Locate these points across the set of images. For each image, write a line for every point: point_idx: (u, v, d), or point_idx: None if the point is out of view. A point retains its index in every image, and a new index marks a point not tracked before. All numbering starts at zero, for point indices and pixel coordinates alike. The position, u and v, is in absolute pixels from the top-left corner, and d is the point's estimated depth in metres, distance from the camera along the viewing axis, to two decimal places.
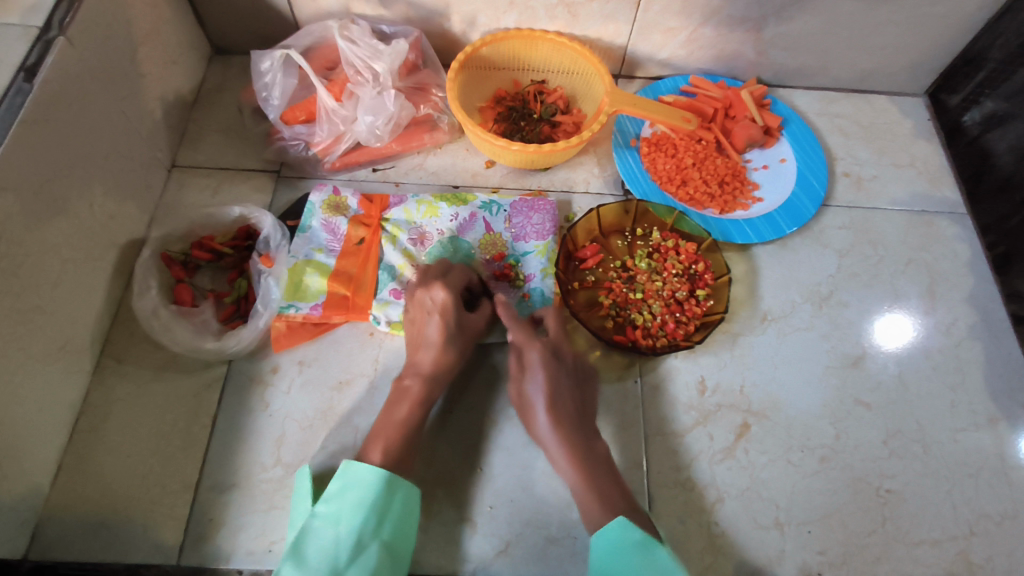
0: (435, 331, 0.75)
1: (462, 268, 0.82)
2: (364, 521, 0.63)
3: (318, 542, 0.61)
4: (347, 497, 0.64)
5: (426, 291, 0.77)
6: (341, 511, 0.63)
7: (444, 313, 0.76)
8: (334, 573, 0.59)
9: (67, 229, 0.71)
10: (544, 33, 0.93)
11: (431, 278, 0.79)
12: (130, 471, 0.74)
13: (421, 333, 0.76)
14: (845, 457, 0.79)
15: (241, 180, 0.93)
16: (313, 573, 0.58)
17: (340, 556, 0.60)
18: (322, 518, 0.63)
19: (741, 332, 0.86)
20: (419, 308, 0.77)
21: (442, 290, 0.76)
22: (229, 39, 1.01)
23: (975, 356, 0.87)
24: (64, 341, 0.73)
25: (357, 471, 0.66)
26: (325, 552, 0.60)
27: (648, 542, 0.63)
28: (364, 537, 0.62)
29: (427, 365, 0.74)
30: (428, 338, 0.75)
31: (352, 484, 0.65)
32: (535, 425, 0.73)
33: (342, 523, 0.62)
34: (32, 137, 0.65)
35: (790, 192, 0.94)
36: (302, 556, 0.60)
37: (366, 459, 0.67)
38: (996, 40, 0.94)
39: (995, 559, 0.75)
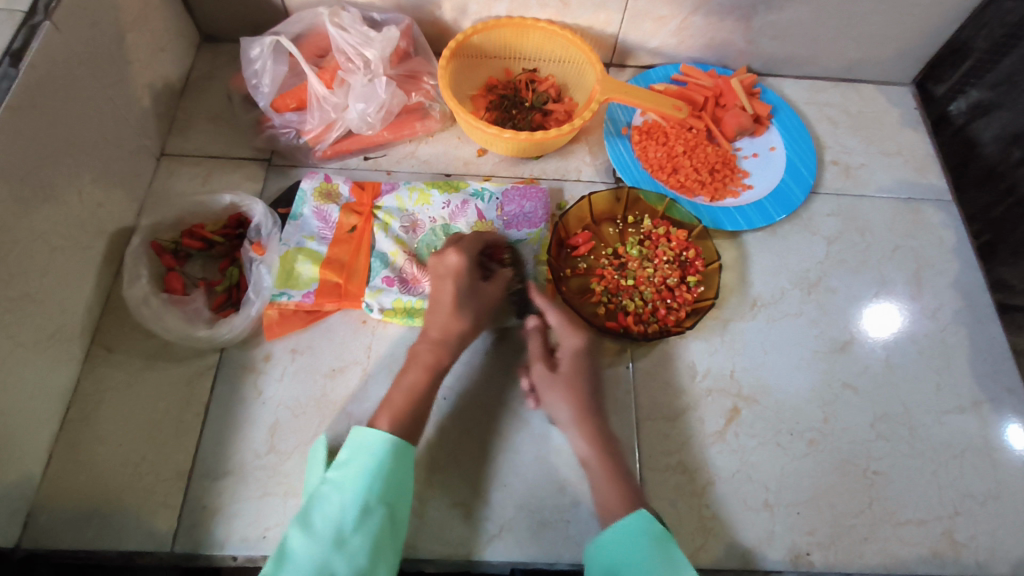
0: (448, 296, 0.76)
1: (478, 232, 0.81)
2: (371, 486, 0.63)
3: (324, 508, 0.61)
4: (353, 464, 0.65)
5: (438, 257, 0.78)
6: (346, 479, 0.64)
7: (456, 278, 0.77)
8: (340, 537, 0.60)
9: (55, 216, 0.70)
10: (536, 22, 0.94)
11: (447, 242, 0.80)
12: (122, 460, 0.74)
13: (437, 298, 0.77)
14: (833, 440, 0.80)
15: (231, 169, 0.93)
16: (319, 538, 0.59)
17: (346, 521, 0.61)
18: (330, 484, 0.64)
19: (731, 318, 0.87)
20: (433, 271, 0.78)
21: (454, 255, 0.77)
22: (218, 26, 1.00)
23: (960, 340, 0.88)
24: (54, 330, 0.73)
25: (363, 438, 0.67)
26: (331, 517, 0.61)
27: (665, 537, 0.64)
28: (368, 503, 0.62)
29: (435, 330, 0.76)
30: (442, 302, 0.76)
31: (359, 452, 0.66)
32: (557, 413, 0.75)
33: (347, 489, 0.63)
34: (19, 122, 0.64)
35: (779, 180, 0.95)
36: (308, 522, 0.60)
37: (373, 427, 0.68)
38: (981, 29, 0.95)
39: (978, 538, 0.76)
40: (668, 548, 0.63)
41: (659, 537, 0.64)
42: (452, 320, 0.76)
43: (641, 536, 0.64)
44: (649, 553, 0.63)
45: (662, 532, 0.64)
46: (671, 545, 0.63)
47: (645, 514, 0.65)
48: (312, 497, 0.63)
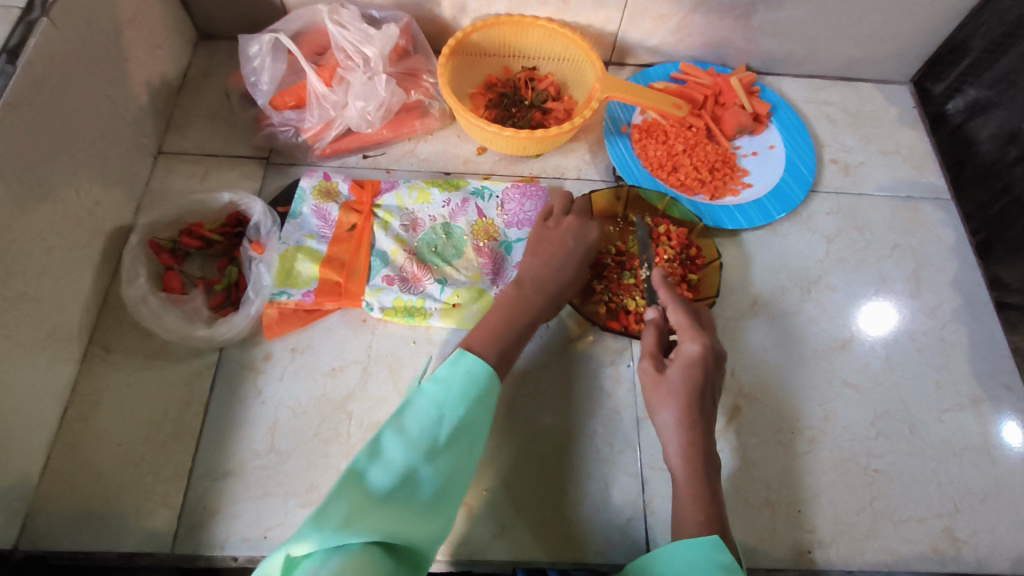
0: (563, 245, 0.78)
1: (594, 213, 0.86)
2: (465, 408, 0.62)
3: (419, 414, 0.60)
4: (452, 382, 0.63)
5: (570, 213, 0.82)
6: (445, 393, 0.62)
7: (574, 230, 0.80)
8: (431, 448, 0.58)
9: (53, 215, 0.70)
10: (535, 20, 0.93)
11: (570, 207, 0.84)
12: (121, 461, 0.73)
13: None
14: (833, 438, 0.81)
15: (229, 167, 0.92)
16: (413, 445, 0.58)
17: (438, 435, 0.59)
18: (425, 395, 0.62)
19: (731, 317, 0.87)
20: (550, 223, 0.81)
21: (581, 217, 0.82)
22: (215, 24, 0.99)
23: (959, 338, 0.89)
24: (52, 329, 0.72)
25: (466, 363, 0.65)
26: (425, 427, 0.59)
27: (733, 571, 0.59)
28: (462, 425, 0.61)
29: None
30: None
31: (460, 373, 0.64)
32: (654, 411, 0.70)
33: (445, 404, 0.61)
34: (16, 120, 0.64)
35: (778, 179, 0.95)
36: (403, 425, 0.60)
37: (475, 355, 0.66)
38: (979, 28, 0.95)
39: (978, 535, 0.77)
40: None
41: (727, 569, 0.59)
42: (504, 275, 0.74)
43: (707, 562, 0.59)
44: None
45: (732, 562, 0.59)
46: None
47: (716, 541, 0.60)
48: (405, 404, 0.62)
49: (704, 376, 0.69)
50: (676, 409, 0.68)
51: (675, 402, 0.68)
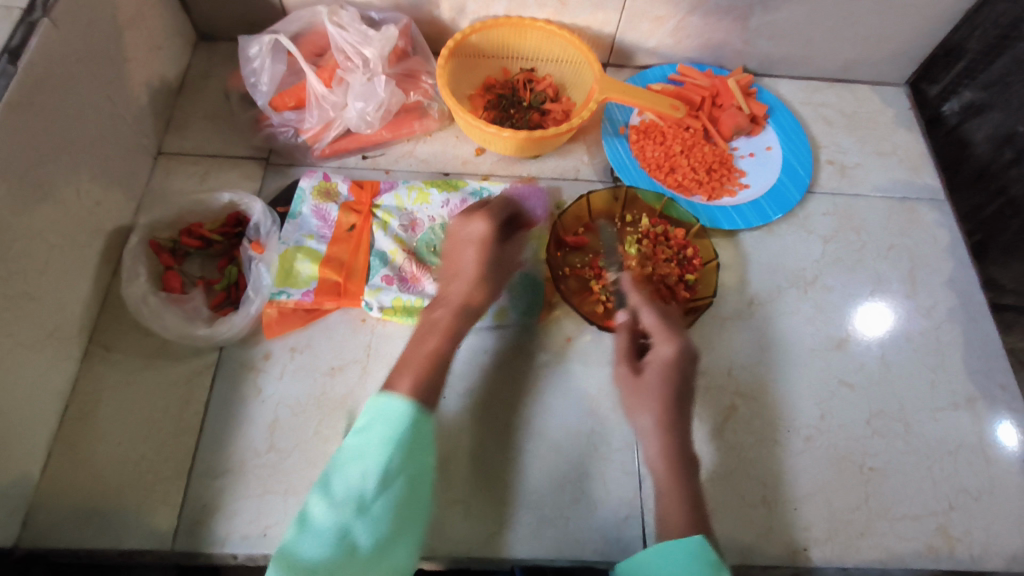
0: (471, 263, 0.77)
1: (510, 206, 0.83)
2: (391, 456, 0.60)
3: (345, 474, 0.60)
4: (373, 431, 0.62)
5: (466, 223, 0.80)
6: (367, 443, 0.61)
7: (483, 245, 0.78)
8: (360, 506, 0.58)
9: (53, 214, 0.70)
10: (534, 21, 0.94)
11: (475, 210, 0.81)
12: (121, 459, 0.73)
13: (455, 264, 0.78)
14: (829, 437, 0.81)
15: (229, 167, 0.93)
16: (342, 504, 0.58)
17: (366, 489, 0.58)
18: (350, 449, 0.61)
19: (729, 316, 0.87)
20: (458, 237, 0.79)
21: (482, 224, 0.79)
22: (215, 25, 1.00)
23: (954, 338, 0.89)
24: (52, 328, 0.72)
25: (385, 406, 0.63)
26: (352, 483, 0.59)
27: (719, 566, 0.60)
28: (392, 471, 0.60)
29: (456, 296, 0.75)
30: (464, 270, 0.77)
31: (379, 419, 0.62)
32: (638, 416, 0.74)
33: (367, 457, 0.60)
34: (18, 120, 0.64)
35: (775, 180, 0.95)
36: (330, 489, 0.59)
37: (395, 394, 0.64)
38: (974, 31, 0.96)
39: (973, 533, 0.77)
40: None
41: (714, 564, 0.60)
42: (471, 292, 0.76)
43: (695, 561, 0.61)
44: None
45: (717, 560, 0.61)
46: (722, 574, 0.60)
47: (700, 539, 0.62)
48: (335, 458, 0.62)
49: (677, 377, 0.73)
50: (653, 413, 0.72)
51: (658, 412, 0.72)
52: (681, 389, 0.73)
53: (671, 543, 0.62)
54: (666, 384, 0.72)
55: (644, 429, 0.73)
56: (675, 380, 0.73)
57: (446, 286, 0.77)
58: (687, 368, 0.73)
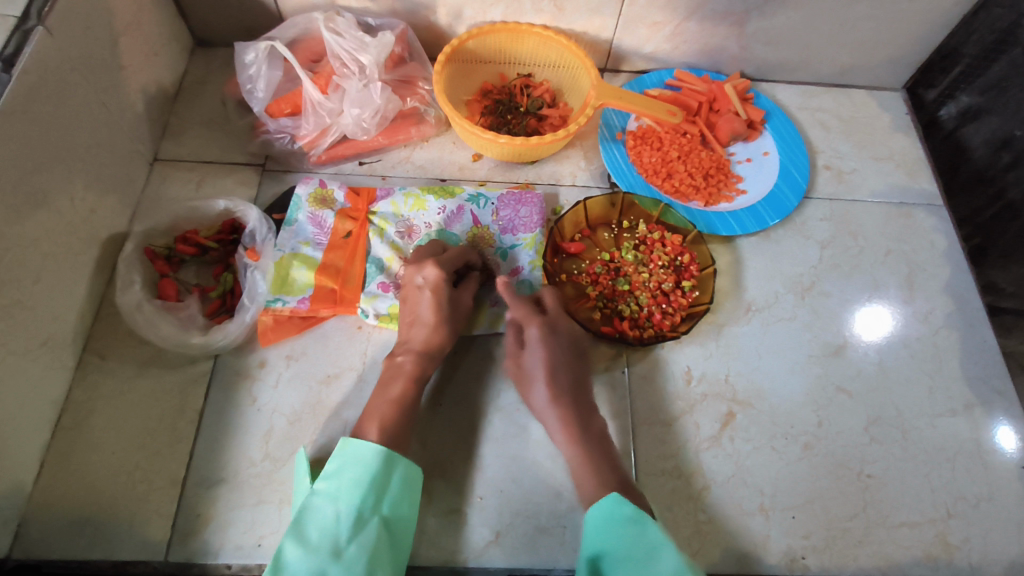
0: (428, 309, 0.75)
1: (460, 249, 0.82)
2: (364, 495, 0.63)
3: (318, 520, 0.61)
4: (346, 474, 0.64)
5: (417, 269, 0.78)
6: (337, 489, 0.63)
7: (435, 290, 0.76)
8: (335, 550, 0.59)
9: (47, 222, 0.70)
10: (530, 27, 0.94)
11: (424, 257, 0.80)
12: (115, 468, 0.73)
13: (413, 310, 0.77)
14: (827, 444, 0.81)
15: (225, 174, 0.92)
16: (317, 550, 0.59)
17: (340, 533, 0.60)
18: (322, 496, 0.63)
19: (726, 322, 0.87)
20: (410, 284, 0.78)
21: (434, 267, 0.77)
22: (211, 31, 1.00)
23: (952, 344, 0.89)
24: (46, 337, 0.72)
25: (355, 449, 0.66)
26: (326, 528, 0.60)
27: (641, 516, 0.63)
28: (364, 512, 0.62)
29: (417, 342, 0.75)
30: (422, 316, 0.76)
31: (351, 462, 0.65)
32: (530, 396, 0.75)
33: (341, 500, 0.62)
34: (12, 129, 0.64)
35: (772, 185, 0.95)
36: (303, 535, 0.60)
37: (364, 436, 0.67)
38: (971, 35, 0.96)
39: (971, 540, 0.77)
40: (644, 527, 0.63)
41: (634, 517, 0.63)
42: (431, 336, 0.75)
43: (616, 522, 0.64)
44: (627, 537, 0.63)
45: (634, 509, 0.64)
46: (648, 523, 0.63)
47: (615, 497, 0.65)
48: (303, 509, 0.62)
49: (555, 353, 0.75)
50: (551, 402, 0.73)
51: (566, 391, 0.73)
52: (572, 393, 0.73)
53: (592, 512, 0.65)
54: (545, 357, 0.74)
55: (540, 408, 0.74)
56: (557, 351, 0.75)
57: (407, 331, 0.77)
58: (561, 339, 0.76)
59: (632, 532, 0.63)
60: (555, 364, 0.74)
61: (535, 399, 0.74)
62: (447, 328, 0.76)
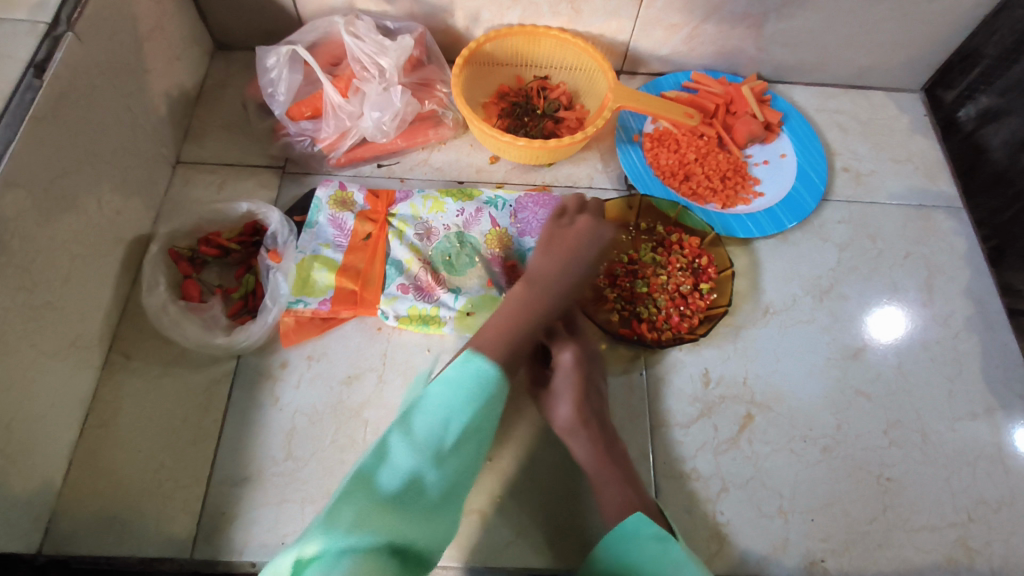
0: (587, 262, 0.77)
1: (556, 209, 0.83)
2: (476, 413, 0.60)
3: (426, 415, 0.59)
4: (471, 383, 0.61)
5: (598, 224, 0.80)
6: (459, 391, 0.60)
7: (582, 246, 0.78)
8: (435, 454, 0.57)
9: (76, 225, 0.71)
10: (547, 30, 0.94)
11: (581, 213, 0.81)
12: (141, 466, 0.74)
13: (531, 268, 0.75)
14: (846, 447, 0.81)
15: (246, 176, 0.93)
16: (421, 444, 0.57)
17: (445, 438, 0.58)
18: (435, 397, 0.60)
19: (744, 325, 0.87)
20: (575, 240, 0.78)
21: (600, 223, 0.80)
22: (232, 34, 1.01)
23: (972, 347, 0.89)
24: (74, 337, 0.73)
25: (485, 371, 0.62)
26: (435, 425, 0.58)
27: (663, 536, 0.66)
28: (468, 431, 0.60)
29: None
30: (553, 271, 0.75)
31: (472, 378, 0.61)
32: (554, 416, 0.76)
33: (458, 406, 0.60)
34: (43, 134, 0.65)
35: (790, 187, 0.95)
36: (411, 427, 0.58)
37: (485, 357, 0.63)
38: (991, 36, 0.96)
39: (992, 544, 0.77)
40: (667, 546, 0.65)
41: (658, 536, 0.66)
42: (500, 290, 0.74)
43: (638, 536, 0.66)
44: (650, 553, 0.65)
45: (659, 531, 0.66)
46: (671, 543, 0.65)
47: (640, 516, 0.68)
48: (413, 404, 0.60)
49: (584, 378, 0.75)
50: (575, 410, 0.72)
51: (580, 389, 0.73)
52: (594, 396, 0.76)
53: (617, 529, 0.68)
54: (576, 383, 0.75)
55: (563, 428, 0.75)
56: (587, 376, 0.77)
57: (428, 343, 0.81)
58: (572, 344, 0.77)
59: (657, 550, 0.65)
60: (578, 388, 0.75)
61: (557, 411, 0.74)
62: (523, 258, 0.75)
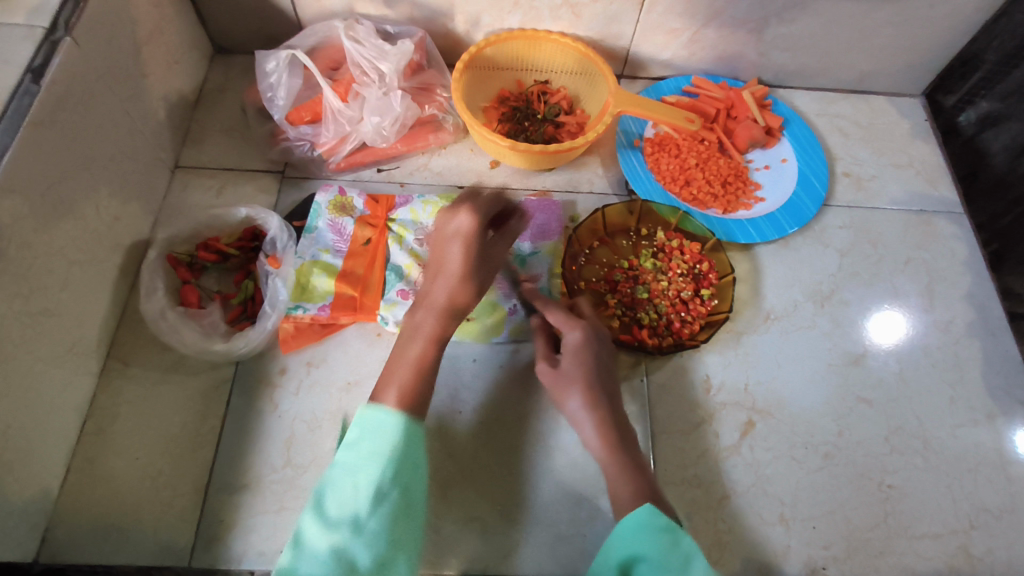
0: (456, 258, 0.73)
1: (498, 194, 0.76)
2: (386, 468, 0.60)
3: (336, 493, 0.58)
4: (365, 445, 0.62)
5: (451, 218, 0.74)
6: (359, 457, 0.61)
7: (466, 240, 0.73)
8: (355, 523, 0.56)
9: (74, 231, 0.71)
10: (548, 34, 0.94)
11: (462, 201, 0.75)
12: (139, 474, 0.74)
13: (442, 259, 0.74)
14: (847, 454, 0.81)
15: (245, 181, 0.93)
16: (335, 523, 0.56)
17: (359, 505, 0.57)
18: (338, 472, 0.60)
19: (745, 331, 0.87)
20: (443, 233, 0.75)
21: (468, 216, 0.73)
22: (231, 38, 1.00)
23: (973, 353, 0.88)
24: (71, 344, 0.73)
25: (375, 422, 0.63)
26: (346, 501, 0.58)
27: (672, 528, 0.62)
28: (384, 486, 0.59)
29: (445, 299, 0.73)
30: (449, 267, 0.73)
31: (371, 433, 0.62)
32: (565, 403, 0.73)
33: (362, 472, 0.60)
34: (40, 139, 0.64)
35: (791, 192, 0.95)
36: (322, 510, 0.57)
37: (379, 410, 0.64)
38: (992, 41, 0.96)
39: (994, 552, 0.76)
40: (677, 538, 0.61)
41: (666, 527, 0.62)
42: (457, 286, 0.73)
43: (646, 528, 0.62)
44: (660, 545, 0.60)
45: (668, 522, 0.62)
46: (680, 535, 0.61)
47: (649, 507, 0.63)
48: (321, 484, 0.60)
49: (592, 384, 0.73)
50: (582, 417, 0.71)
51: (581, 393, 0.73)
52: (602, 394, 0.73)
53: (624, 521, 0.63)
54: (585, 362, 0.73)
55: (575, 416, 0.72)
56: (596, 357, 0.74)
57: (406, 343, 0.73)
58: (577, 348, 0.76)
59: (666, 543, 0.60)
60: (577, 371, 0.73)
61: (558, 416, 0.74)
62: (475, 282, 0.74)
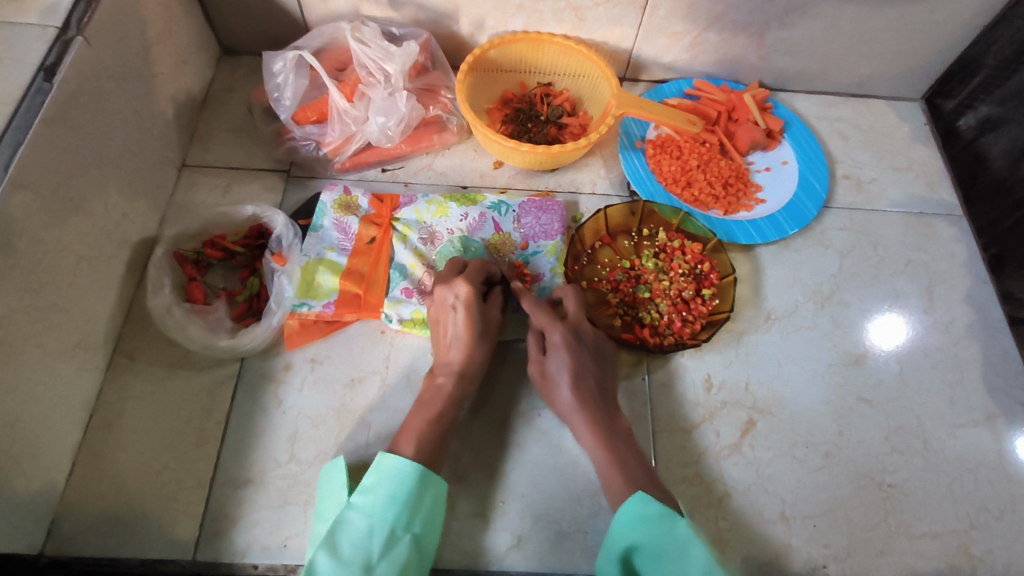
0: (462, 326, 0.76)
1: (483, 263, 0.82)
2: (400, 513, 0.64)
3: (351, 534, 0.62)
4: (381, 490, 0.65)
5: (448, 288, 0.77)
6: (373, 505, 0.64)
7: (468, 308, 0.76)
8: (366, 565, 0.60)
9: (83, 227, 0.71)
10: (551, 37, 0.95)
11: (450, 275, 0.79)
12: (144, 468, 0.74)
13: (447, 331, 0.77)
14: (848, 453, 0.81)
15: (251, 180, 0.94)
16: (348, 564, 0.60)
17: (371, 548, 0.61)
18: (356, 514, 0.64)
19: (745, 331, 0.87)
20: (441, 305, 0.77)
21: (465, 285, 0.76)
22: (238, 39, 1.02)
23: (973, 355, 0.89)
24: (79, 339, 0.73)
25: (393, 465, 0.66)
26: (358, 543, 0.62)
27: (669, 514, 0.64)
28: (397, 530, 0.63)
29: (458, 362, 0.75)
30: (456, 335, 0.76)
31: (387, 478, 0.65)
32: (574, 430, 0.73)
33: (376, 516, 0.63)
34: (51, 136, 0.65)
35: (792, 194, 0.96)
36: (335, 547, 0.61)
37: (401, 454, 0.67)
38: (991, 47, 0.97)
39: (994, 552, 0.77)
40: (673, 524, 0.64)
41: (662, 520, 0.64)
42: (469, 353, 0.76)
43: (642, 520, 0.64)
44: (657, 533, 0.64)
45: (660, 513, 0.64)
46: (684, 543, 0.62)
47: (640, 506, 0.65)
48: (337, 523, 0.63)
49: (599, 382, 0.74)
50: (585, 412, 0.72)
51: (587, 392, 0.73)
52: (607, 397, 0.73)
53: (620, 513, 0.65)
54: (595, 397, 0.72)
55: (580, 438, 0.73)
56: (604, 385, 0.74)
57: (442, 352, 0.77)
58: (590, 350, 0.76)
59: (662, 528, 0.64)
60: (581, 374, 0.74)
61: (561, 404, 0.74)
62: (483, 345, 0.77)
